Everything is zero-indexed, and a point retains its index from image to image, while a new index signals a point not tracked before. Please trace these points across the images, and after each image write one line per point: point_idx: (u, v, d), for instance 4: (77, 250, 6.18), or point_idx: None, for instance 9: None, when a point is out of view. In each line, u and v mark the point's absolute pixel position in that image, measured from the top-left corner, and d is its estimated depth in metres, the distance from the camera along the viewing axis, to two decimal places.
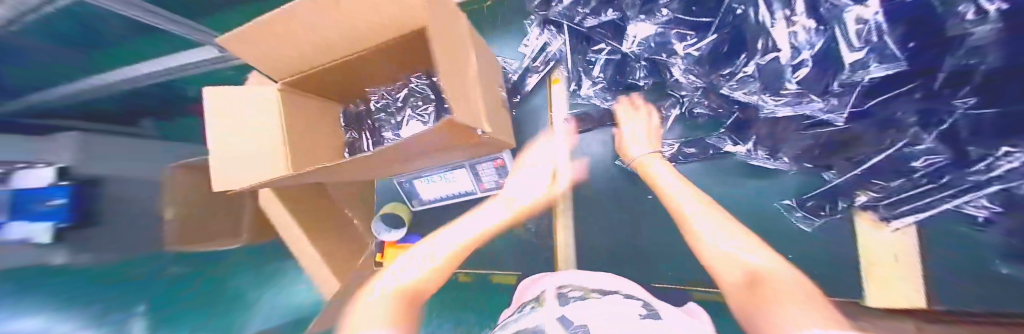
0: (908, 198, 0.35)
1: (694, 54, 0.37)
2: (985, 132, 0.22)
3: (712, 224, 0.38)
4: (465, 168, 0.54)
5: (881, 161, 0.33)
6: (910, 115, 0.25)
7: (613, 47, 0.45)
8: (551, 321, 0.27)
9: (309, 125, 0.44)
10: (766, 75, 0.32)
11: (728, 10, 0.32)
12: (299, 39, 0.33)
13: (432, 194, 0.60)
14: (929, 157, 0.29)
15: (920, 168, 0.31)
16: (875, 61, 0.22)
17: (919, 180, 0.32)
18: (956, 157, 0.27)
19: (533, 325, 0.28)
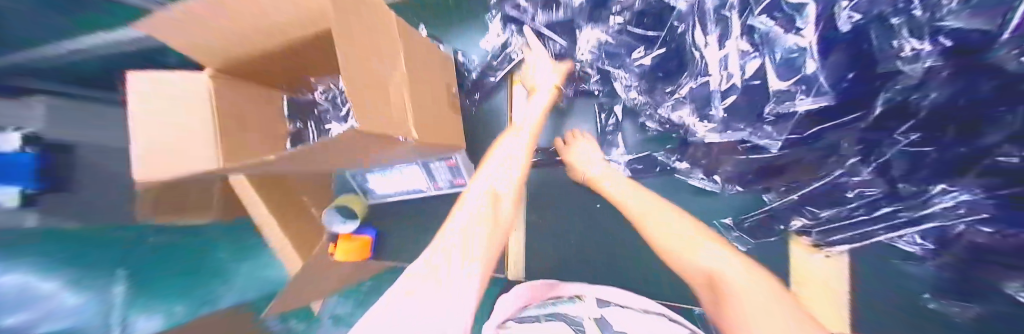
0: (842, 227, 0.35)
1: (642, 65, 0.40)
2: (940, 168, 0.21)
3: (682, 232, 0.39)
4: (417, 166, 0.54)
5: (824, 187, 0.32)
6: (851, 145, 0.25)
7: (568, 52, 0.50)
8: (592, 318, 0.39)
9: (245, 122, 0.44)
10: (695, 98, 0.35)
11: (670, 28, 0.36)
12: (217, 23, 0.31)
13: (386, 190, 0.60)
14: (863, 188, 0.29)
15: (853, 200, 0.31)
16: (804, 93, 0.24)
17: (854, 210, 0.32)
18: (890, 191, 0.27)
19: (574, 314, 0.40)
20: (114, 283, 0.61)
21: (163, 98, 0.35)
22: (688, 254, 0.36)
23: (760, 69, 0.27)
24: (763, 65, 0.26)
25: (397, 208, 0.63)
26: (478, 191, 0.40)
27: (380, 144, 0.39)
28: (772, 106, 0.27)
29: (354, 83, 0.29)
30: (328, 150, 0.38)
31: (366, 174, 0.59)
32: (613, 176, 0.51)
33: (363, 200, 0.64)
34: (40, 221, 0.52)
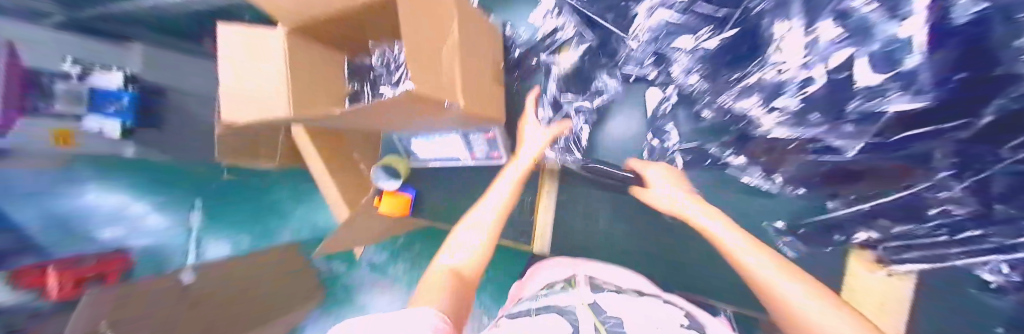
0: (909, 249, 0.31)
1: (707, 48, 0.37)
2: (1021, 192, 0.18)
3: (759, 259, 0.38)
4: (457, 135, 0.57)
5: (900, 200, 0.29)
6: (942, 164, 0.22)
7: (619, 36, 0.48)
8: (583, 305, 0.39)
9: (310, 73, 0.48)
10: (767, 88, 0.31)
11: (744, 8, 0.32)
12: None
13: (428, 154, 0.64)
14: (948, 209, 0.26)
15: (935, 220, 0.28)
16: (907, 91, 0.19)
17: (932, 231, 0.29)
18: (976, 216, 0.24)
19: (567, 304, 0.39)
20: (193, 211, 0.70)
21: (249, 78, 0.45)
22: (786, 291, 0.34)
23: (849, 56, 0.23)
24: (839, 55, 0.23)
25: (438, 172, 0.68)
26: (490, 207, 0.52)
27: (425, 111, 0.41)
28: (856, 104, 0.24)
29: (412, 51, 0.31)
30: (386, 112, 0.41)
31: (413, 137, 0.63)
32: (712, 217, 0.47)
33: (405, 162, 0.70)
34: (136, 151, 0.65)
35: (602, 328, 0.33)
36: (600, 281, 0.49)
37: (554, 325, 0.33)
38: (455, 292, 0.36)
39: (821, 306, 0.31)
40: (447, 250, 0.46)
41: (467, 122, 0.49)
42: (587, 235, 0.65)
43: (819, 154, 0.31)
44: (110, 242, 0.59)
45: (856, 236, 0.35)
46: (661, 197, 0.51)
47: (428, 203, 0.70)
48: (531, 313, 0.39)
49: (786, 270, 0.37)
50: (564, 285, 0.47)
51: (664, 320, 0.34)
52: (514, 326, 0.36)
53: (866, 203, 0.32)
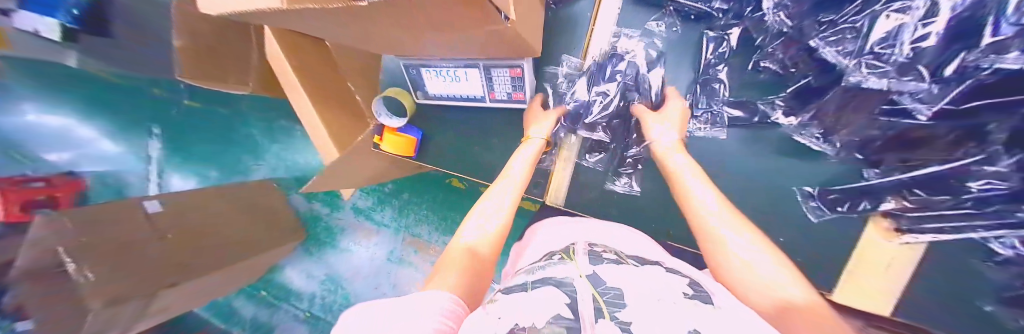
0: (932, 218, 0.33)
1: None
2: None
3: (713, 201, 0.33)
4: (477, 69, 0.49)
5: (944, 174, 0.28)
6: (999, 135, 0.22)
7: None
8: (582, 277, 0.26)
9: None
10: (876, 29, 0.27)
11: None
12: None
13: (439, 89, 0.56)
14: (990, 180, 0.26)
15: (972, 192, 0.28)
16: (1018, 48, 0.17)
17: (959, 202, 0.30)
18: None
19: (564, 276, 0.27)
20: (150, 138, 0.85)
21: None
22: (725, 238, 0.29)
23: None
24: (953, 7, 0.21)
25: (445, 112, 0.60)
26: (503, 187, 0.43)
27: (447, 19, 0.31)
28: (961, 59, 0.21)
29: None
30: (381, 21, 0.32)
31: (421, 67, 0.54)
32: (672, 132, 0.41)
33: (415, 99, 0.60)
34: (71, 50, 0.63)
35: (601, 301, 0.22)
36: (599, 248, 0.34)
37: (548, 303, 0.21)
38: (473, 270, 0.31)
39: (750, 245, 0.28)
40: (471, 219, 0.39)
41: (486, 51, 0.41)
42: (600, 205, 0.54)
43: (887, 115, 0.29)
44: (60, 164, 0.70)
45: (883, 204, 0.36)
46: (660, 133, 0.41)
47: (431, 147, 0.62)
48: (524, 289, 0.25)
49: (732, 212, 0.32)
50: (561, 257, 0.33)
51: (662, 290, 0.22)
52: (508, 308, 0.21)
53: (905, 173, 0.32)
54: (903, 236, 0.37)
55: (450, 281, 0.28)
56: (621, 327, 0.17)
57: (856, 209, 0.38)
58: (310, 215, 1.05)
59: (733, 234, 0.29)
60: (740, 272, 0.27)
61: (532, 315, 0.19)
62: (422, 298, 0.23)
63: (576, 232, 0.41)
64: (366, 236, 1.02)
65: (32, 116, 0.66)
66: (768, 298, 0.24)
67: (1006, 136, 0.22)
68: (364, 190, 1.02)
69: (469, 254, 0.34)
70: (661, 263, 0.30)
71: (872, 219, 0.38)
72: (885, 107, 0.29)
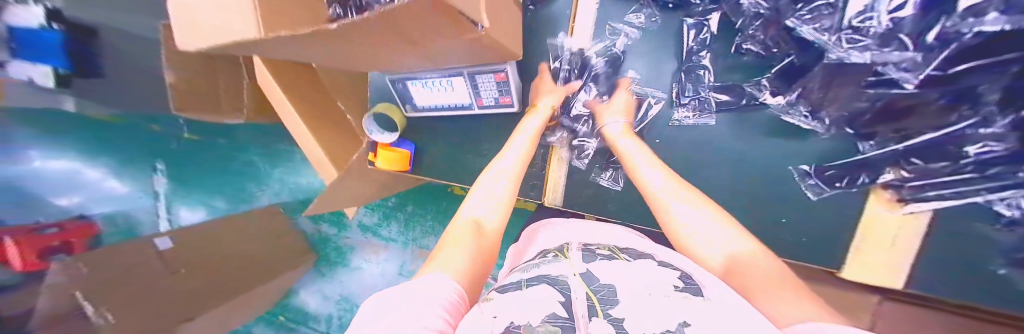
0: (934, 184, 0.32)
1: None
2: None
3: (669, 185, 0.36)
4: (461, 77, 0.49)
5: (944, 139, 0.28)
6: (991, 95, 0.23)
7: None
8: (576, 275, 0.27)
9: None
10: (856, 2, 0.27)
11: None
12: None
13: (426, 101, 0.56)
14: (988, 142, 0.26)
15: (969, 156, 0.28)
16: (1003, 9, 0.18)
17: (959, 167, 0.29)
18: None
19: (558, 274, 0.27)
20: (155, 173, 0.82)
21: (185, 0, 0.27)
22: (680, 215, 0.33)
23: None
24: None
25: (435, 123, 0.60)
26: (503, 166, 0.43)
27: (433, 31, 0.31)
28: (940, 26, 0.22)
29: None
30: (356, 41, 0.32)
31: (406, 81, 0.54)
32: (625, 131, 0.44)
33: (403, 112, 0.60)
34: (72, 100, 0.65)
35: (593, 299, 0.22)
36: (593, 245, 0.35)
37: (540, 301, 0.21)
38: (479, 242, 0.31)
39: (705, 217, 0.32)
40: (471, 198, 0.39)
41: (468, 59, 0.41)
42: (597, 201, 0.54)
43: (875, 86, 0.29)
44: (71, 209, 0.69)
45: (886, 175, 0.35)
46: (617, 131, 0.44)
47: (425, 158, 0.63)
48: (518, 287, 0.25)
49: (679, 185, 0.37)
50: (555, 254, 0.34)
51: (655, 284, 0.22)
52: (503, 306, 0.20)
53: (903, 143, 0.31)
54: (906, 206, 0.36)
55: (456, 262, 0.27)
56: (613, 325, 0.17)
57: (854, 183, 0.37)
58: (319, 236, 1.04)
59: (687, 210, 0.33)
60: (698, 244, 0.30)
61: (523, 314, 0.18)
62: (428, 285, 0.22)
63: (574, 231, 0.42)
64: (374, 252, 1.03)
65: (38, 163, 0.66)
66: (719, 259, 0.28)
67: (999, 96, 0.22)
68: (369, 206, 1.02)
69: (473, 231, 0.33)
70: (654, 256, 0.30)
71: (873, 191, 0.37)
72: (871, 79, 0.29)
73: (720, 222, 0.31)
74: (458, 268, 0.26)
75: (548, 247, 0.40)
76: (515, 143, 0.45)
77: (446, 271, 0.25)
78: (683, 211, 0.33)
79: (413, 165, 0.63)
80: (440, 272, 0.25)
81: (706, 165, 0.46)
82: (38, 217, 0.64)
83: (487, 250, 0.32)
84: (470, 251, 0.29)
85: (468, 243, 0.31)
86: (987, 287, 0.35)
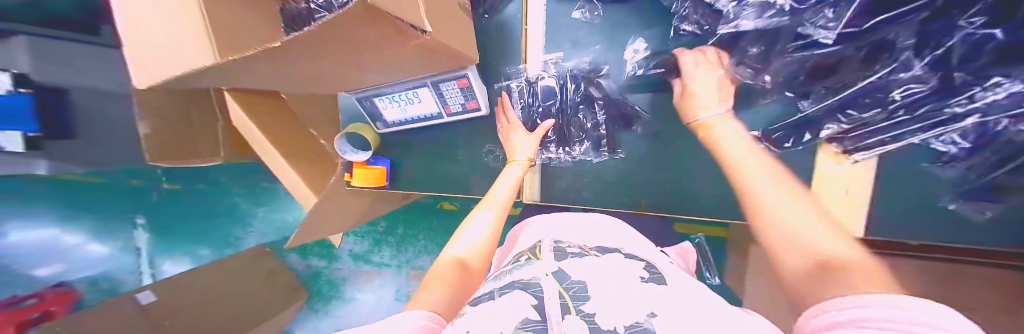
0: (877, 132, 0.35)
1: None
2: (983, 58, 0.22)
3: (750, 156, 0.33)
4: (426, 87, 0.51)
5: (886, 95, 0.30)
6: (906, 38, 0.24)
7: None
8: (548, 275, 0.29)
9: (244, 66, 0.31)
10: None
11: None
12: (303, 35, 0.26)
13: (396, 116, 0.57)
14: (911, 85, 0.27)
15: (896, 101, 0.30)
16: None
17: (889, 114, 0.32)
18: (938, 88, 0.26)
19: (530, 277, 0.29)
20: (137, 230, 0.71)
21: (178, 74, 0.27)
22: (761, 192, 0.29)
23: None
24: None
25: (407, 136, 0.61)
26: (496, 201, 0.46)
27: (376, 48, 0.34)
28: None
29: (361, 13, 0.25)
30: (339, 50, 0.33)
31: (373, 98, 0.55)
32: (714, 101, 0.40)
33: (374, 129, 0.61)
34: None
35: (567, 297, 0.25)
36: (564, 244, 0.39)
37: (515, 306, 0.24)
38: (459, 284, 0.34)
39: (792, 197, 0.28)
40: (459, 234, 0.42)
41: (443, 65, 0.44)
42: (577, 190, 0.57)
43: (806, 48, 0.30)
44: (49, 278, 0.59)
45: (826, 129, 0.38)
46: (706, 105, 0.41)
47: (403, 172, 0.63)
48: (491, 297, 0.27)
49: (773, 168, 0.32)
50: (528, 257, 0.36)
51: (625, 278, 0.28)
52: (473, 319, 0.24)
53: (833, 98, 0.34)
54: (852, 155, 0.40)
55: (434, 299, 0.30)
56: (586, 321, 0.22)
57: (800, 142, 0.42)
58: (310, 272, 0.93)
59: (768, 187, 0.29)
60: (779, 228, 0.26)
61: (505, 319, 0.23)
62: (397, 321, 0.25)
63: (560, 227, 0.45)
64: (369, 279, 0.95)
65: (14, 235, 0.56)
66: (800, 246, 0.24)
67: (914, 41, 0.24)
68: (358, 233, 0.98)
69: (453, 264, 0.36)
70: (619, 250, 0.37)
71: (822, 145, 0.42)
72: (796, 43, 0.31)
73: (793, 194, 0.28)
74: (432, 305, 0.29)
75: (521, 249, 0.43)
76: (503, 184, 0.48)
77: (423, 309, 0.28)
78: (769, 188, 0.29)
79: (391, 179, 0.64)
80: (414, 310, 0.28)
81: (669, 142, 0.50)
82: (13, 290, 0.55)
83: (464, 283, 0.35)
84: (447, 287, 0.33)
85: (448, 276, 0.34)
86: (923, 214, 0.40)
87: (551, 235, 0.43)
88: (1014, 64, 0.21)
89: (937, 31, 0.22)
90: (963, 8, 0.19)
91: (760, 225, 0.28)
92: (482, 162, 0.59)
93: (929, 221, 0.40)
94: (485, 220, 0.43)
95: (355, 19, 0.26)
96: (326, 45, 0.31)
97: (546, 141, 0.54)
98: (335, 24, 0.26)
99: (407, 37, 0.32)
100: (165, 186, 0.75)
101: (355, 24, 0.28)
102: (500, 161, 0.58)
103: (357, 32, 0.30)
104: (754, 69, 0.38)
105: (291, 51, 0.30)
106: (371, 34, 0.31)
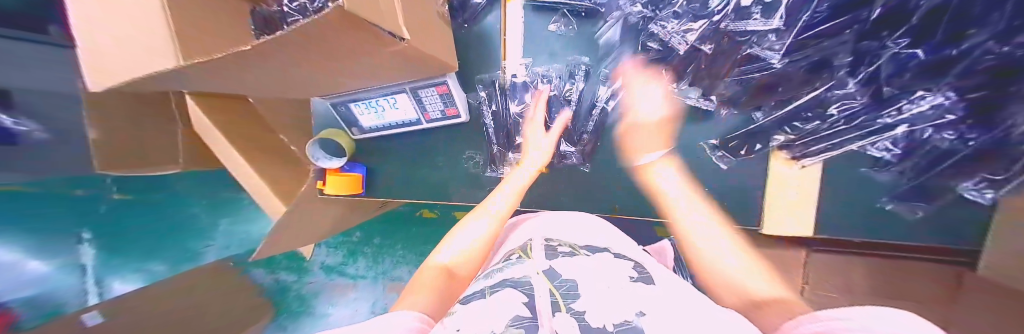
0: (819, 140, 0.39)
1: None
2: (907, 73, 0.27)
3: (687, 201, 0.44)
4: (405, 93, 0.50)
5: (829, 108, 0.34)
6: (844, 57, 0.28)
7: None
8: (540, 273, 0.30)
9: (200, 75, 0.30)
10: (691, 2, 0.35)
11: None
12: (270, 43, 0.27)
13: (373, 122, 0.56)
14: (846, 102, 0.33)
15: (834, 115, 0.35)
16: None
17: (832, 124, 0.36)
18: (870, 102, 0.32)
19: (521, 275, 0.30)
20: (81, 245, 0.62)
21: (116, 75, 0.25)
22: (703, 248, 0.38)
23: None
24: None
25: (384, 142, 0.60)
26: (490, 209, 0.45)
27: (350, 54, 0.34)
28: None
29: (336, 21, 0.26)
30: (310, 56, 0.33)
31: (348, 104, 0.54)
32: (652, 99, 0.47)
33: (350, 136, 0.60)
34: None
35: (557, 294, 0.25)
36: (554, 242, 0.39)
37: (506, 304, 0.24)
38: (447, 290, 0.33)
39: (731, 252, 0.37)
40: (446, 244, 0.41)
41: (422, 70, 0.43)
42: (553, 197, 0.58)
43: (747, 62, 0.35)
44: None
45: (773, 139, 0.42)
46: (645, 114, 0.48)
47: (380, 179, 0.62)
48: (483, 295, 0.27)
49: (713, 221, 0.42)
50: (519, 255, 0.36)
51: (614, 277, 0.29)
52: (463, 318, 0.24)
53: (783, 109, 0.38)
54: (800, 161, 0.43)
55: (417, 305, 0.29)
56: (576, 317, 0.22)
57: (754, 150, 0.45)
58: (277, 285, 0.88)
59: (709, 244, 0.38)
60: (714, 267, 0.36)
61: (496, 318, 0.22)
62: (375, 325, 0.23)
63: (546, 226, 0.46)
64: (343, 292, 0.91)
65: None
66: (738, 292, 0.31)
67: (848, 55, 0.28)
68: (329, 244, 0.94)
69: (437, 272, 0.35)
70: (607, 249, 0.37)
71: (773, 152, 0.45)
72: (741, 67, 0.36)
73: (733, 249, 0.37)
74: (414, 310, 0.28)
75: (513, 246, 0.43)
76: (500, 191, 0.47)
77: (404, 313, 0.26)
78: (700, 230, 0.40)
79: (367, 186, 0.62)
80: (397, 313, 0.26)
81: None
82: None
83: (449, 290, 0.33)
84: (428, 294, 0.31)
85: (430, 282, 0.33)
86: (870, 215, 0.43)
87: (540, 234, 0.43)
88: (934, 76, 0.26)
89: (869, 51, 0.27)
90: (890, 30, 0.24)
91: (710, 277, 0.36)
92: (462, 168, 0.58)
93: (882, 221, 0.43)
94: (480, 229, 0.42)
95: (327, 26, 0.26)
96: (297, 51, 0.31)
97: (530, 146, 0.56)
98: (306, 30, 0.26)
99: (376, 45, 0.33)
100: (114, 195, 0.66)
101: (332, 32, 0.28)
102: (480, 167, 0.58)
103: (332, 38, 0.29)
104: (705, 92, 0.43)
105: (257, 57, 0.30)
106: (351, 39, 0.30)
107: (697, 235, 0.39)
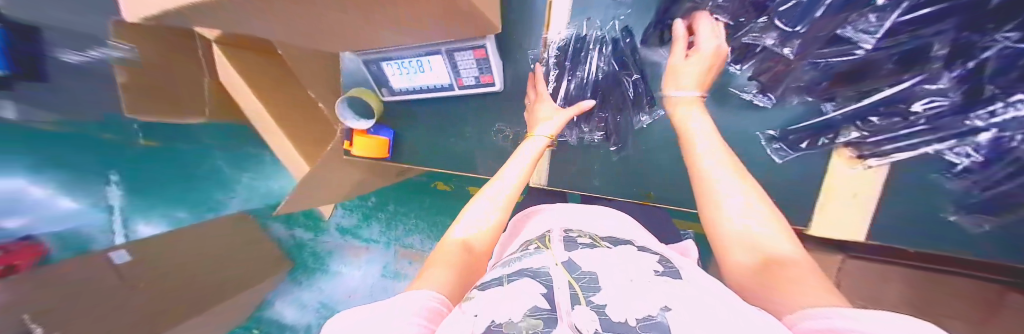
0: (893, 139, 0.36)
1: None
2: (1015, 71, 0.24)
3: (723, 166, 0.32)
4: (440, 55, 0.48)
5: (920, 106, 0.31)
6: (941, 48, 0.26)
7: None
8: (558, 265, 0.27)
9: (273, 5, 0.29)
10: None
11: None
12: None
13: (404, 84, 0.54)
14: (934, 98, 0.30)
15: (918, 113, 0.32)
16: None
17: (912, 122, 0.33)
18: (962, 101, 0.28)
19: (539, 265, 0.27)
20: (109, 187, 0.61)
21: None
22: (728, 210, 0.28)
23: None
24: None
25: (414, 107, 0.58)
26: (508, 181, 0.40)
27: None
28: None
29: None
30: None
31: (382, 63, 0.52)
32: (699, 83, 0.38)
33: (379, 97, 0.58)
34: None
35: (576, 286, 0.22)
36: (574, 234, 0.37)
37: (525, 293, 0.21)
38: (467, 267, 0.29)
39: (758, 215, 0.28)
40: (463, 218, 0.36)
41: (462, 30, 0.40)
42: (583, 177, 0.58)
43: (833, 44, 0.31)
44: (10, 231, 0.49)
45: (840, 134, 0.39)
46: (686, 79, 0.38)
47: (406, 144, 0.61)
48: (500, 283, 0.24)
49: (736, 169, 0.32)
50: (537, 246, 0.33)
51: (641, 270, 0.25)
52: (483, 303, 0.20)
53: (858, 102, 0.35)
54: (866, 160, 0.40)
55: (430, 285, 0.25)
56: (596, 311, 0.18)
57: (816, 144, 0.42)
58: (293, 242, 0.90)
59: (744, 210, 0.28)
60: (740, 228, 0.27)
61: (510, 308, 0.19)
62: (393, 309, 0.20)
63: (563, 219, 0.43)
64: (355, 254, 0.93)
65: None
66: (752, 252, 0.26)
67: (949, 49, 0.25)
68: (345, 206, 0.94)
69: (454, 249, 0.31)
70: (630, 242, 0.35)
71: (837, 151, 0.42)
72: (821, 50, 0.32)
73: (762, 211, 0.28)
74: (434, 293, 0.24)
75: (530, 237, 0.40)
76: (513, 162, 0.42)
77: (405, 295, 0.23)
78: (730, 190, 0.30)
79: (393, 151, 0.61)
80: (398, 295, 0.23)
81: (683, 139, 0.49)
82: None
83: (468, 273, 0.29)
84: (447, 276, 0.27)
85: (446, 260, 0.29)
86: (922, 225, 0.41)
87: (561, 225, 0.41)
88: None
89: (971, 43, 0.24)
90: (997, 23, 0.22)
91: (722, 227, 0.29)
92: (491, 140, 0.57)
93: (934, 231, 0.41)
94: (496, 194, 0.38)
95: None
96: None
97: (570, 119, 0.54)
98: None
99: None
100: None
101: None
102: (509, 141, 0.56)
103: None
104: (769, 80, 0.40)
105: None
106: None
107: (729, 191, 0.29)
